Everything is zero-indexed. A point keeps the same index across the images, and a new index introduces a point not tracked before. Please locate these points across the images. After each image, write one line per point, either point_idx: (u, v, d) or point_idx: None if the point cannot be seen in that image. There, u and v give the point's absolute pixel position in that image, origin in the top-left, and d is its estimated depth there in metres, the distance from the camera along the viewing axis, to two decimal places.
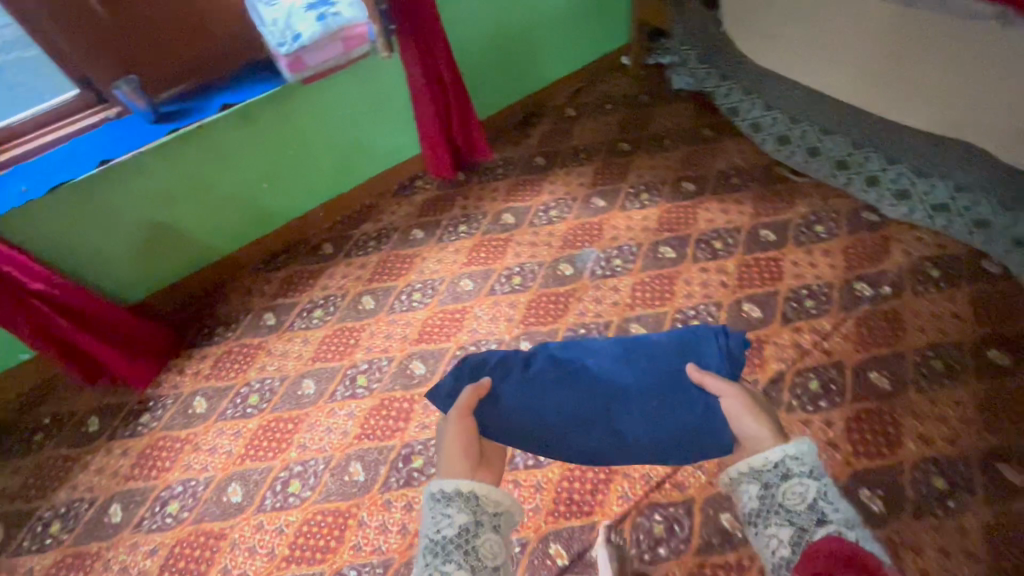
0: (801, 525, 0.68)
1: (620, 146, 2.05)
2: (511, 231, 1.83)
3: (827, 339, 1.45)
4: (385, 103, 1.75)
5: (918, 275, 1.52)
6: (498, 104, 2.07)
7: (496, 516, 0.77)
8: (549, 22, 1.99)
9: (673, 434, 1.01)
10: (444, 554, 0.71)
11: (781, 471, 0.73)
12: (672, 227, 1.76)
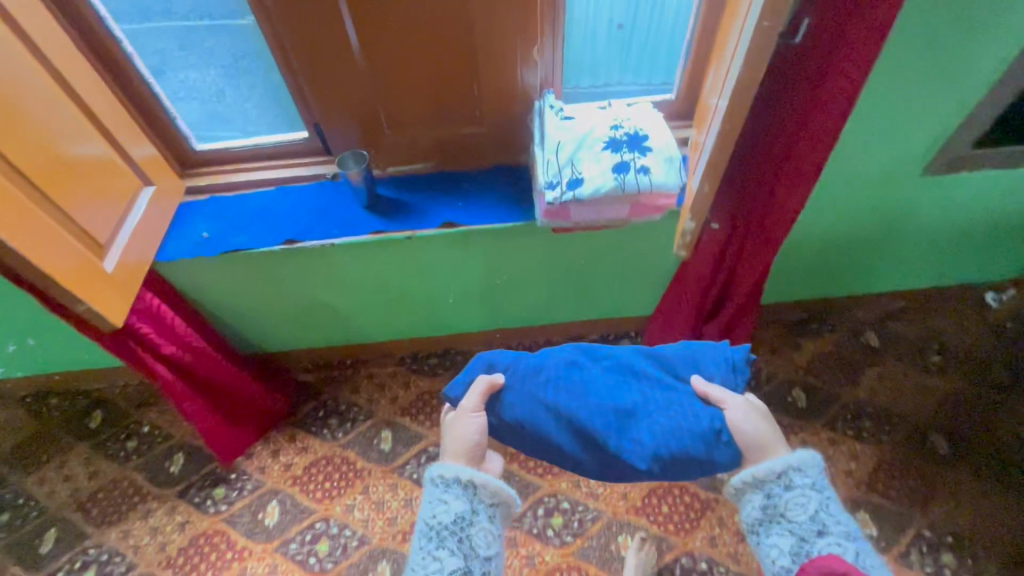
0: (802, 534, 0.71)
1: (932, 439, 1.34)
2: (715, 496, 1.28)
3: None
4: (637, 266, 1.27)
5: None
6: (777, 295, 1.48)
7: (489, 510, 0.82)
8: (920, 232, 1.30)
9: (682, 453, 0.83)
10: (440, 534, 0.76)
11: (784, 481, 0.74)
12: None
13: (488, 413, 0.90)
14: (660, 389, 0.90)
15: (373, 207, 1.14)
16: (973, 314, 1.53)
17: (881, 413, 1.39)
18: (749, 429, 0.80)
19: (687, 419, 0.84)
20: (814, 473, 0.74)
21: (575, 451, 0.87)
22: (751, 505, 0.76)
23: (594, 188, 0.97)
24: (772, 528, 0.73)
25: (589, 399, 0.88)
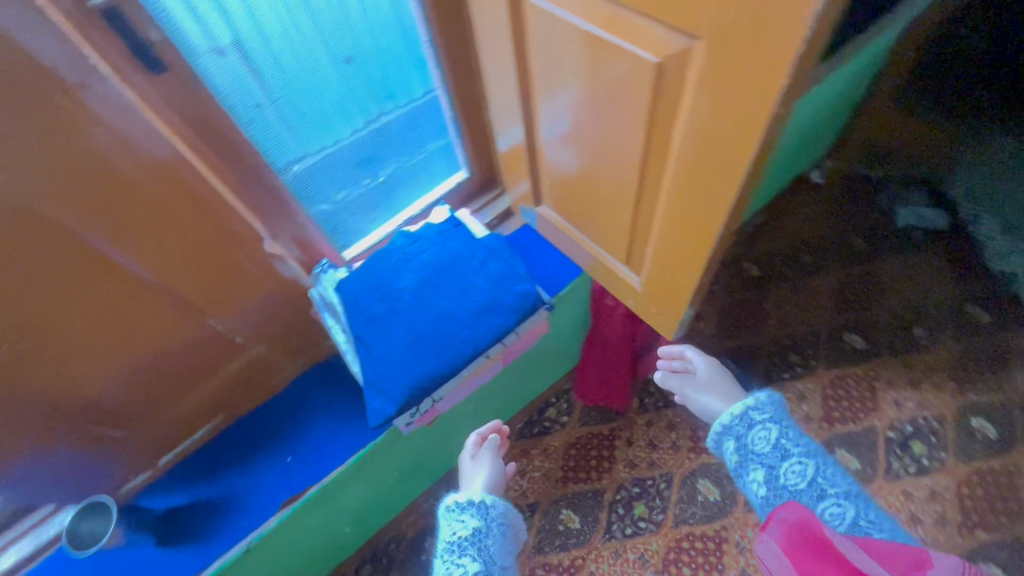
0: (771, 471, 0.55)
1: (967, 310, 1.38)
2: (719, 519, 1.21)
3: None
4: (536, 363, 1.07)
5: None
6: None
7: (510, 527, 0.64)
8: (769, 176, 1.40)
9: (491, 302, 0.73)
10: (459, 551, 0.59)
11: (745, 422, 0.58)
12: (983, 520, 1.14)
13: (394, 402, 0.68)
14: (438, 271, 0.76)
15: (170, 542, 0.74)
16: (813, 197, 1.59)
17: (909, 329, 1.37)
18: (716, 397, 0.70)
19: (471, 285, 0.74)
20: (771, 407, 0.58)
21: (450, 363, 0.70)
22: (724, 454, 0.60)
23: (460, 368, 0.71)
24: (746, 467, 0.57)
25: (420, 346, 0.70)
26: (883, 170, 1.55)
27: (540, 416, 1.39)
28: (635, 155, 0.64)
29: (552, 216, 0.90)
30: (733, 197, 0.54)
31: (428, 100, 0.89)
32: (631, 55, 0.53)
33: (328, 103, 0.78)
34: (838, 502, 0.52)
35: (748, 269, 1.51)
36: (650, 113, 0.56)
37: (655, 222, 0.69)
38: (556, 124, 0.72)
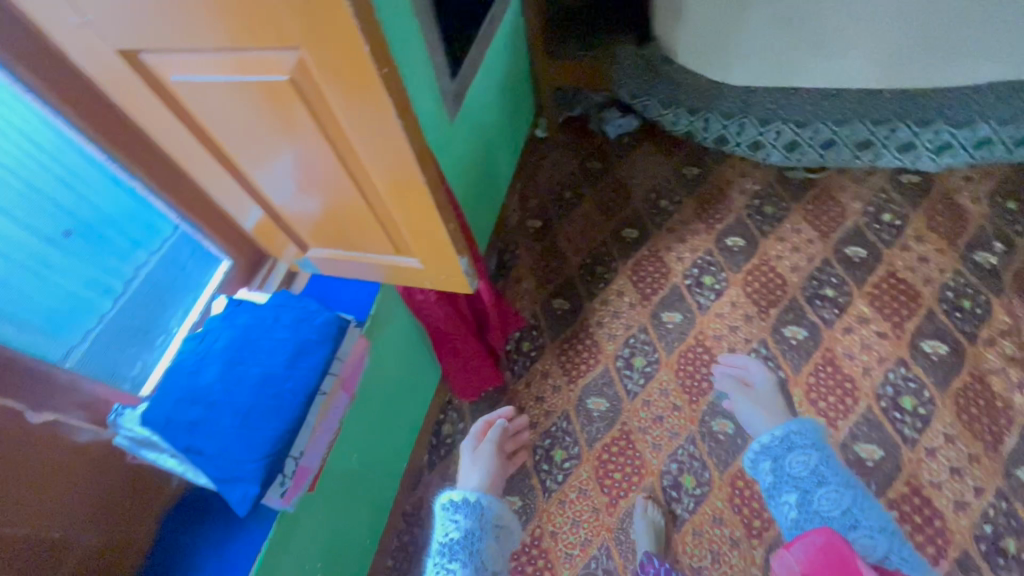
0: (805, 488, 0.82)
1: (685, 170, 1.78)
2: (618, 419, 1.38)
3: (1017, 332, 1.32)
4: (399, 389, 1.15)
5: (1000, 213, 1.51)
6: None
7: (502, 524, 0.87)
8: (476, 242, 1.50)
9: (300, 345, 0.77)
10: (451, 554, 0.81)
11: (787, 442, 0.86)
12: (770, 299, 1.49)
13: (253, 478, 0.68)
14: (236, 348, 0.77)
15: None
16: (548, 148, 1.93)
17: (658, 203, 1.73)
18: (756, 409, 1.07)
19: (274, 342, 0.77)
20: (809, 436, 0.87)
21: (288, 414, 0.72)
22: (765, 476, 0.87)
23: (304, 413, 0.74)
24: (782, 492, 0.84)
25: (253, 418, 0.71)
26: (581, 105, 1.92)
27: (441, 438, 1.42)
28: (335, 160, 0.74)
29: (326, 252, 0.98)
30: (410, 150, 0.68)
31: (166, 254, 1.17)
32: (268, 84, 0.64)
33: (62, 291, 1.03)
34: (871, 534, 0.76)
35: (531, 224, 1.78)
36: (316, 121, 0.68)
37: (388, 205, 0.80)
38: (269, 170, 0.81)
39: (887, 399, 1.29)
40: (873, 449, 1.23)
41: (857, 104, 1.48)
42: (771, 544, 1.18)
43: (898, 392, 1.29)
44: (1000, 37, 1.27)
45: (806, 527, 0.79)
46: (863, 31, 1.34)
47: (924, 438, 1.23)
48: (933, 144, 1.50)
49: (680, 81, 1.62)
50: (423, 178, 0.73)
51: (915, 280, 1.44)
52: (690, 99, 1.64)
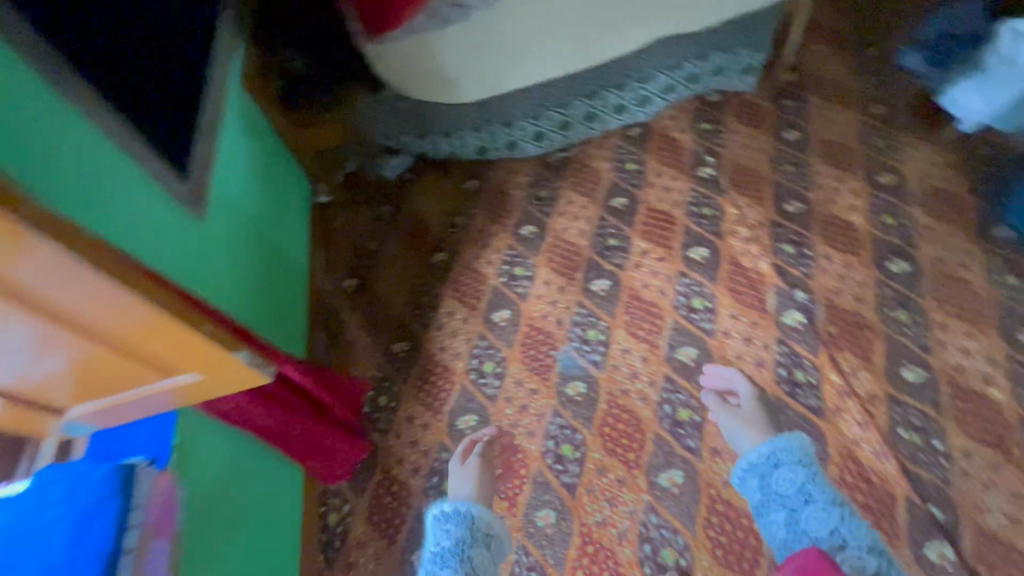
0: (792, 506, 0.99)
1: (465, 185, 1.94)
2: (490, 426, 1.44)
3: (744, 217, 1.66)
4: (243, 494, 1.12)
5: (703, 135, 1.89)
6: (284, 340, 1.54)
7: (491, 534, 1.05)
8: (280, 323, 1.50)
9: (79, 519, 0.71)
10: (444, 561, 0.99)
11: (772, 459, 1.05)
12: (572, 266, 1.68)
13: None
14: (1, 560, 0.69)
15: None
16: (335, 208, 1.95)
17: (454, 222, 1.87)
18: (745, 431, 1.21)
19: (46, 532, 0.71)
20: (797, 454, 1.04)
21: None
22: (752, 490, 1.06)
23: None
24: (771, 509, 1.01)
25: None
26: (351, 158, 1.98)
27: (331, 530, 1.37)
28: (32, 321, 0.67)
29: (90, 407, 0.88)
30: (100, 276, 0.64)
31: None
32: None
33: None
34: (851, 544, 0.91)
35: (346, 284, 1.78)
36: None
37: (123, 335, 0.74)
38: None
39: (682, 307, 1.53)
40: (688, 350, 1.46)
41: (571, 87, 1.77)
42: (648, 466, 1.32)
43: (688, 297, 1.55)
44: (643, 12, 1.58)
45: (795, 545, 0.96)
46: (541, 40, 1.59)
47: (717, 326, 1.48)
48: (634, 97, 1.86)
49: (425, 111, 1.79)
50: (139, 298, 0.70)
51: (668, 207, 1.74)
52: (441, 124, 1.83)
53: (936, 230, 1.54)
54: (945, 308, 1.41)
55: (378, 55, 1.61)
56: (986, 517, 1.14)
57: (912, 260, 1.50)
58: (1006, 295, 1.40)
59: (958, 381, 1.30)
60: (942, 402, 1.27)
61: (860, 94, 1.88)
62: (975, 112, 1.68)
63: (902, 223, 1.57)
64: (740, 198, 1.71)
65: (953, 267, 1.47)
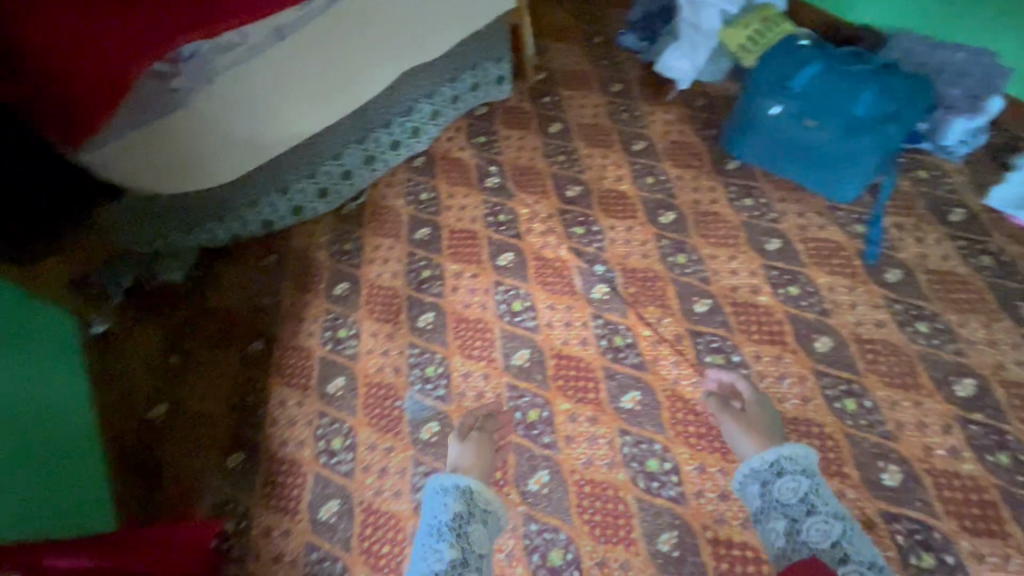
0: (794, 514, 1.04)
1: (263, 263, 1.81)
2: (354, 503, 1.36)
3: (536, 213, 1.78)
4: None
5: (481, 148, 1.99)
6: (79, 519, 1.27)
7: (486, 512, 1.18)
8: (61, 484, 1.26)
9: None
10: (441, 533, 1.12)
11: (777, 467, 1.10)
12: (395, 309, 1.66)
13: None
14: None
15: None
16: (118, 335, 1.70)
17: (260, 305, 1.73)
18: (749, 440, 1.21)
19: None
20: (805, 462, 1.10)
21: None
22: (752, 496, 1.11)
23: None
24: (770, 517, 1.06)
25: None
26: (126, 275, 1.73)
27: None
28: None
29: None
30: None
31: None
32: None
33: None
34: (847, 554, 0.97)
35: (155, 412, 1.57)
36: None
37: None
38: None
39: (505, 314, 1.59)
40: (522, 353, 1.51)
41: (338, 136, 1.75)
42: (515, 478, 1.33)
43: (508, 303, 1.61)
44: (376, 53, 1.64)
45: (794, 554, 1.00)
46: (280, 107, 1.57)
47: (540, 320, 1.56)
48: (402, 129, 1.89)
49: (187, 202, 1.65)
50: None
51: (469, 224, 1.80)
52: (210, 210, 1.69)
53: (686, 177, 1.78)
54: (710, 241, 1.63)
55: (94, 161, 1.46)
56: (784, 404, 1.33)
57: (676, 208, 1.72)
58: (748, 215, 1.66)
59: (735, 299, 1.51)
60: (730, 321, 1.47)
61: (600, 79, 2.13)
62: (682, 71, 1.99)
63: (660, 179, 1.79)
64: (528, 196, 1.82)
65: (706, 204, 1.71)
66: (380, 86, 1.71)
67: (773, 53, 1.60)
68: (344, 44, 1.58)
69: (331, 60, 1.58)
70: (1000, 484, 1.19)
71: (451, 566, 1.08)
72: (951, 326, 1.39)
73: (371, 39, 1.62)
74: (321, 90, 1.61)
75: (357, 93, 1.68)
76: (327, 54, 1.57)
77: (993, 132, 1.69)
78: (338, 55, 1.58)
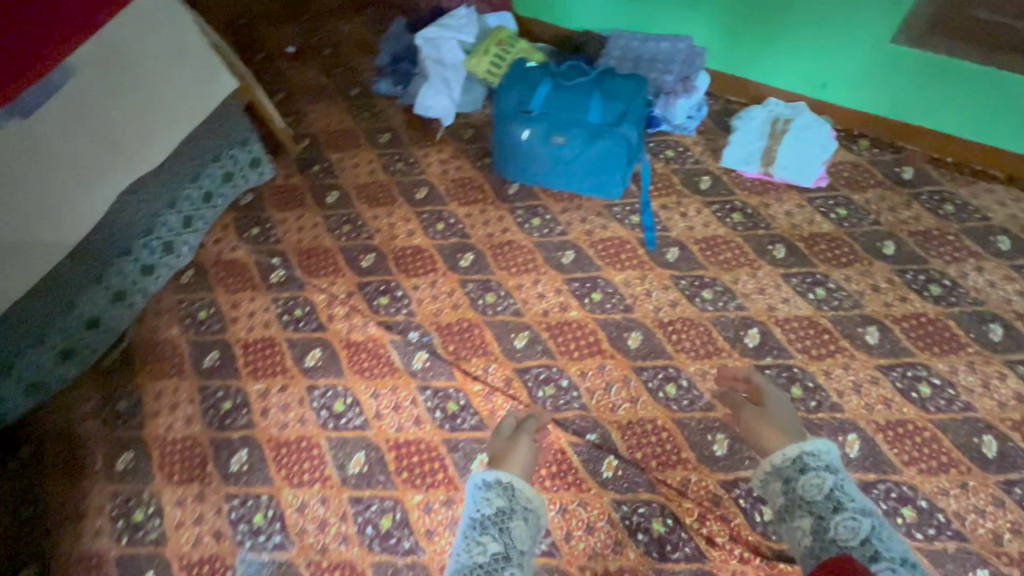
0: (820, 511, 0.94)
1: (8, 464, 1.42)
2: None
3: (335, 295, 1.64)
4: None
5: (257, 241, 1.79)
6: None
7: (528, 511, 1.05)
8: None
9: None
10: (483, 527, 0.99)
11: (801, 463, 1.03)
12: (199, 460, 1.41)
13: None
14: None
15: None
16: None
17: (18, 521, 1.35)
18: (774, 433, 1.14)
19: None
20: (827, 456, 1.02)
21: None
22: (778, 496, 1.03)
23: None
24: (796, 515, 0.97)
25: None
26: None
27: None
28: None
29: None
30: None
31: None
32: None
33: None
34: (875, 544, 0.84)
35: None
36: None
37: None
38: None
39: (328, 419, 1.43)
40: (357, 457, 1.37)
41: (66, 283, 1.45)
42: None
43: (328, 406, 1.45)
44: (95, 166, 1.41)
45: (821, 550, 0.90)
46: None
47: (368, 413, 1.43)
48: (151, 251, 1.64)
49: None
50: None
51: (264, 330, 1.60)
52: None
53: (474, 213, 1.77)
54: (513, 271, 1.63)
55: None
56: (617, 412, 1.36)
57: (472, 248, 1.70)
58: (539, 236, 1.70)
59: (549, 322, 1.53)
60: (550, 347, 1.48)
61: (367, 132, 2.05)
62: (442, 108, 2.00)
63: (450, 222, 1.76)
64: (322, 279, 1.68)
65: (499, 236, 1.72)
66: (109, 202, 1.47)
67: (506, 79, 1.62)
68: (48, 162, 1.31)
69: (35, 183, 1.30)
70: (800, 416, 1.33)
71: (493, 561, 0.94)
72: (727, 286, 1.55)
73: (85, 152, 1.38)
74: (28, 222, 1.31)
75: (79, 215, 1.41)
76: (27, 179, 1.28)
77: (710, 103, 1.93)
78: (43, 178, 1.31)
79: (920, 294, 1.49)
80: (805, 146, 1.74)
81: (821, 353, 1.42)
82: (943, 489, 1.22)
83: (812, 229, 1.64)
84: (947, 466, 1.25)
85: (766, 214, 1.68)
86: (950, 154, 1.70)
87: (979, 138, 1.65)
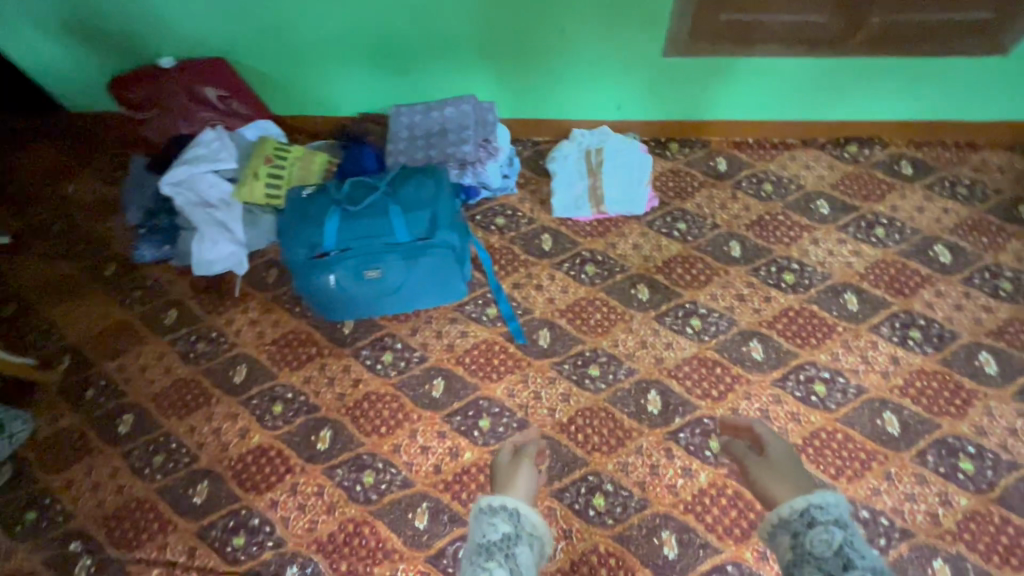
0: (831, 568, 0.82)
1: None
2: None
3: (172, 561, 1.25)
4: None
5: (36, 529, 1.32)
6: None
7: (533, 537, 0.96)
8: None
9: None
10: (489, 552, 0.90)
11: (809, 515, 0.91)
12: None
13: None
14: None
15: None
16: None
17: None
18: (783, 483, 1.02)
19: None
20: (837, 508, 0.91)
21: None
22: (783, 544, 0.91)
23: None
24: (804, 568, 0.84)
25: None
26: None
27: None
28: None
29: None
30: None
31: None
32: None
33: None
34: None
35: None
36: None
37: None
38: None
39: None
40: None
41: None
42: None
43: None
44: None
45: None
46: None
47: None
48: None
49: None
50: None
51: None
52: None
53: (314, 375, 1.47)
54: (383, 431, 1.37)
55: None
56: (556, 557, 1.18)
57: (326, 421, 1.40)
58: (397, 374, 1.45)
59: (446, 478, 1.29)
60: (457, 510, 1.25)
61: (144, 317, 1.62)
62: (229, 256, 1.65)
63: (288, 398, 1.44)
64: (147, 546, 1.27)
65: (353, 392, 1.44)
66: None
67: (285, 224, 1.34)
68: None
69: None
70: (728, 472, 1.26)
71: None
72: (609, 352, 1.43)
73: None
74: None
75: None
76: None
77: (520, 152, 1.80)
78: None
79: (778, 287, 1.49)
80: (625, 172, 1.66)
81: (721, 390, 1.36)
82: (875, 488, 1.21)
83: (663, 255, 1.58)
84: (868, 461, 1.25)
85: (616, 254, 1.59)
86: (751, 135, 1.74)
87: (769, 115, 1.69)
